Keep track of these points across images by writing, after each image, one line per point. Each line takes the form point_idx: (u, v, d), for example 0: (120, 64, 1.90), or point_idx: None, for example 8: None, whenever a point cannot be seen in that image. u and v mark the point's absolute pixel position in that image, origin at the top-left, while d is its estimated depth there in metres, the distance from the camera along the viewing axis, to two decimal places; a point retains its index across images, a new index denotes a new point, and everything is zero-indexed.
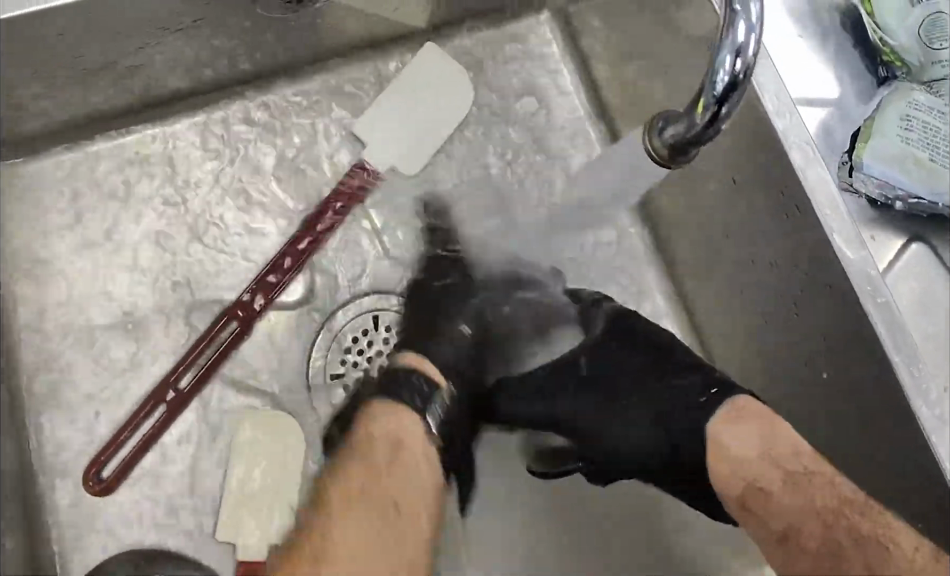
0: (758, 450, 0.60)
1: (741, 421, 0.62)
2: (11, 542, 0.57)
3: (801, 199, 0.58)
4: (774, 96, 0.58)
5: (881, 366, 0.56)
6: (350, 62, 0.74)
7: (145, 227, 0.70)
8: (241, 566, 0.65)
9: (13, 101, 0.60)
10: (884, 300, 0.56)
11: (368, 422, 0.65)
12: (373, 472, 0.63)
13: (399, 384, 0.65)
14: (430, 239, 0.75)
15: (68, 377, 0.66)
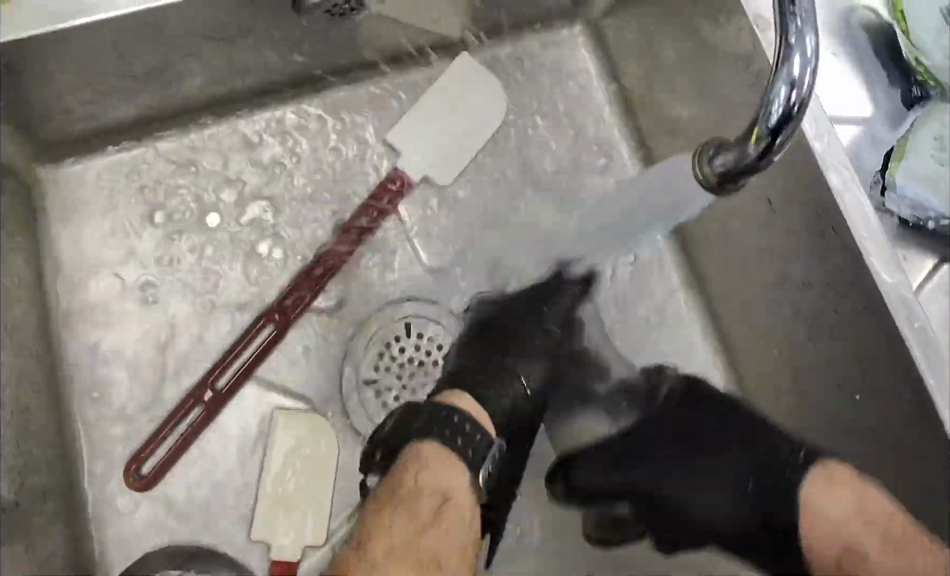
0: (854, 516, 0.58)
1: (834, 481, 0.60)
2: (53, 533, 0.59)
3: (837, 221, 0.60)
4: (811, 118, 0.60)
5: (916, 388, 0.58)
6: (388, 70, 0.76)
7: (185, 228, 0.71)
8: (275, 565, 0.67)
9: (64, 106, 0.62)
10: (920, 324, 0.58)
11: (415, 465, 0.59)
12: (418, 524, 0.57)
13: (449, 423, 0.60)
14: (464, 246, 0.76)
15: (108, 374, 0.68)
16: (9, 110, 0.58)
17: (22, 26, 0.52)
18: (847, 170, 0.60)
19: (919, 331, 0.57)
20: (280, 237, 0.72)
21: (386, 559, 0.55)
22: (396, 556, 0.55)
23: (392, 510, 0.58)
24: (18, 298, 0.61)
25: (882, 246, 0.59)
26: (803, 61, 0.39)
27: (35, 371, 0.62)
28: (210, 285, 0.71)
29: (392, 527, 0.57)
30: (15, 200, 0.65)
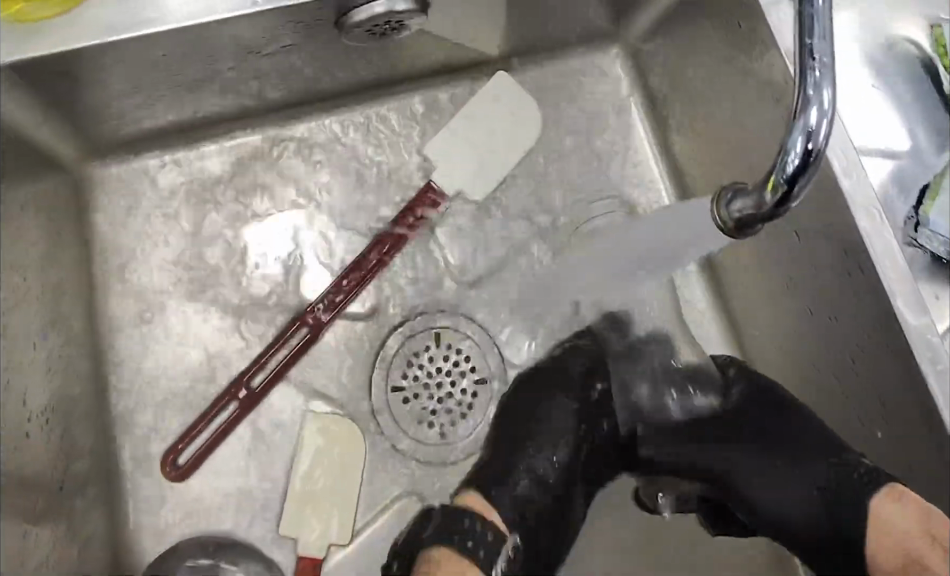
0: (918, 530, 0.60)
1: (899, 499, 0.61)
2: (94, 522, 0.61)
3: (863, 261, 0.61)
4: (842, 155, 0.61)
5: (937, 431, 0.59)
6: (427, 85, 0.79)
7: (228, 231, 0.74)
8: (302, 559, 0.70)
9: (117, 109, 0.64)
10: (943, 367, 0.58)
11: (428, 568, 0.61)
12: None
13: (466, 530, 0.62)
14: (494, 259, 0.78)
15: (147, 368, 0.71)
16: (67, 112, 0.61)
17: (79, 35, 0.53)
18: (875, 209, 0.61)
19: (941, 369, 0.58)
20: (319, 243, 0.75)
21: None
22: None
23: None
24: (71, 291, 0.64)
25: (908, 284, 0.60)
26: (820, 112, 0.40)
27: (82, 361, 0.65)
28: (250, 287, 0.73)
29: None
30: (69, 196, 0.67)
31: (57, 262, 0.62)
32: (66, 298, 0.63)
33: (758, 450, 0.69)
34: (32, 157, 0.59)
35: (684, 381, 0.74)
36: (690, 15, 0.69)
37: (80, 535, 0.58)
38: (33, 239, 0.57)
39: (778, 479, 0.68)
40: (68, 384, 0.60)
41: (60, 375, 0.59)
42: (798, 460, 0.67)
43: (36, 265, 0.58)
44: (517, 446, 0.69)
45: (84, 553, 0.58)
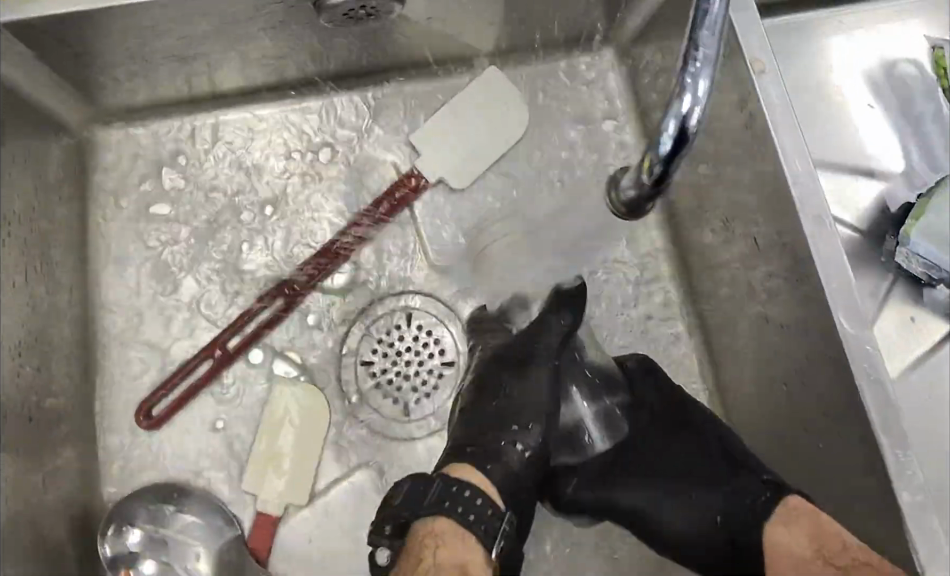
0: (810, 552, 0.60)
1: (790, 523, 0.63)
2: (60, 453, 0.66)
3: (810, 268, 0.63)
4: (796, 163, 0.63)
5: (870, 441, 0.60)
6: (421, 75, 0.82)
7: (218, 199, 0.78)
8: (258, 515, 0.73)
9: (115, 74, 0.69)
10: (876, 378, 0.60)
11: (433, 543, 0.61)
12: None
13: (462, 501, 0.62)
14: (472, 246, 0.81)
15: (131, 320, 0.75)
16: (65, 71, 0.66)
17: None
18: (825, 216, 0.63)
19: (874, 378, 0.60)
20: (304, 218, 0.79)
21: None
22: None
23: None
24: (62, 243, 0.69)
25: (849, 289, 0.62)
26: (693, 100, 0.43)
27: (69, 308, 0.70)
28: (235, 254, 0.77)
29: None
30: (71, 156, 0.72)
31: (46, 209, 0.67)
32: (54, 248, 0.68)
33: (659, 483, 0.70)
34: (29, 115, 0.64)
35: (598, 386, 0.76)
36: (669, 19, 0.71)
37: (41, 461, 0.62)
38: (22, 190, 0.62)
39: (677, 504, 0.69)
40: (48, 325, 0.65)
41: (39, 317, 0.64)
42: (699, 483, 0.69)
43: (23, 213, 0.63)
44: (495, 443, 0.67)
45: (44, 479, 0.63)
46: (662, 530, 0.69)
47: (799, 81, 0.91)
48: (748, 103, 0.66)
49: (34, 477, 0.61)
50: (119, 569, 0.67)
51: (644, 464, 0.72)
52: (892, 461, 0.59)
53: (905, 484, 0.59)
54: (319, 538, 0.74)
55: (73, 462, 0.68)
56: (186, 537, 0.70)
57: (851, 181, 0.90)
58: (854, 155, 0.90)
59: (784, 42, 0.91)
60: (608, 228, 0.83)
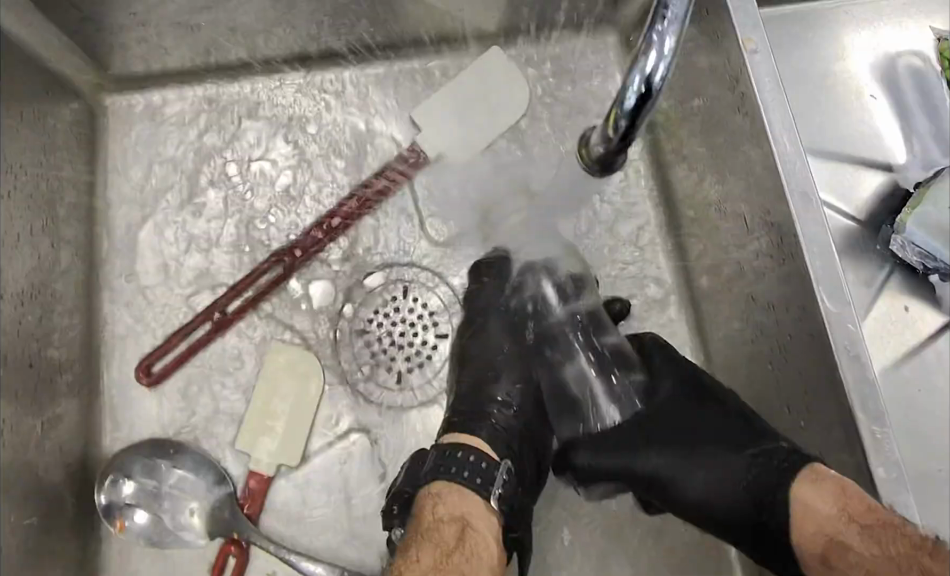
0: (837, 512, 0.56)
1: (817, 484, 0.58)
2: (57, 396, 0.68)
3: (795, 247, 0.64)
4: (785, 143, 0.64)
5: (850, 416, 0.60)
6: (424, 54, 0.84)
7: (223, 167, 0.80)
8: (249, 474, 0.74)
9: (123, 36, 0.72)
10: (856, 355, 0.61)
11: (432, 502, 0.65)
12: (443, 552, 0.61)
13: (455, 462, 0.66)
14: (470, 222, 0.82)
15: (135, 281, 0.78)
16: (72, 27, 0.69)
17: None
18: (812, 196, 0.64)
19: (852, 354, 0.60)
20: (306, 189, 0.81)
21: None
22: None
23: (422, 540, 0.62)
24: (67, 202, 0.72)
25: (832, 267, 0.63)
26: (656, 59, 0.47)
27: (72, 265, 0.73)
28: (238, 221, 0.80)
29: (422, 559, 0.61)
30: (79, 120, 0.75)
31: (54, 162, 0.70)
32: (59, 206, 0.70)
33: (681, 446, 0.66)
34: (36, 76, 0.67)
35: (608, 362, 0.74)
36: None
37: (39, 401, 0.65)
38: (29, 145, 0.65)
39: (700, 468, 0.65)
40: (51, 279, 0.68)
41: (42, 270, 0.66)
42: (721, 448, 0.65)
43: (30, 168, 0.65)
44: (483, 403, 0.71)
45: (41, 418, 0.65)
46: (683, 497, 0.65)
47: (801, 76, 0.92)
48: (740, 83, 0.67)
49: (31, 415, 0.64)
50: (114, 519, 0.71)
51: (664, 429, 0.68)
52: (868, 437, 0.59)
53: (880, 459, 0.59)
54: (310, 500, 0.75)
55: (71, 410, 0.71)
56: (179, 492, 0.72)
57: (851, 170, 0.89)
58: (854, 144, 0.90)
59: (785, 39, 0.92)
60: (605, 208, 0.83)
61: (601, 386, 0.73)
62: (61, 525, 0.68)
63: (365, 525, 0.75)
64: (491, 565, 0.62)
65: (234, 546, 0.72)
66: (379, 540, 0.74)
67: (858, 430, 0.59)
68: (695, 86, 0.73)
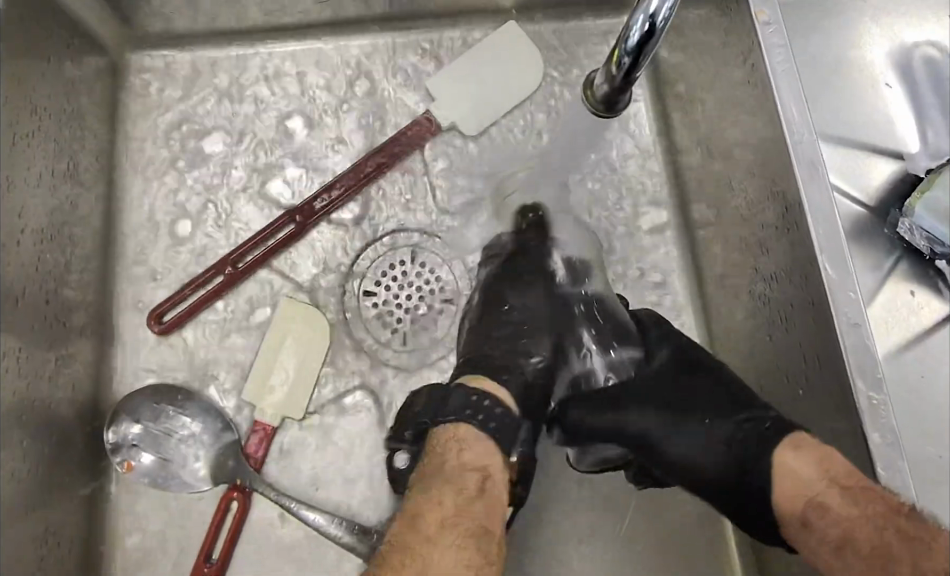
0: (819, 474, 0.55)
1: (796, 453, 0.58)
2: (70, 332, 0.71)
3: (798, 216, 0.64)
4: (794, 111, 0.64)
5: (845, 383, 0.60)
6: (440, 24, 0.85)
7: (241, 126, 0.83)
8: (253, 424, 0.76)
9: None
10: (855, 323, 0.60)
11: (457, 446, 0.63)
12: (463, 497, 0.59)
13: (481, 408, 0.64)
14: (478, 190, 0.83)
15: (151, 231, 0.80)
16: None
17: None
18: (820, 166, 0.63)
19: (851, 322, 0.60)
20: (320, 151, 0.83)
21: (435, 534, 0.56)
22: (450, 531, 0.57)
23: (442, 484, 0.60)
24: (88, 147, 0.75)
25: (836, 236, 0.62)
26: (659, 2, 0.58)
27: (89, 211, 0.75)
28: (253, 179, 0.82)
29: (443, 503, 0.58)
30: (102, 73, 0.78)
31: (76, 107, 0.73)
32: (78, 152, 0.73)
33: (666, 406, 0.65)
34: (65, 22, 0.70)
35: (609, 336, 0.74)
36: None
37: (51, 333, 0.68)
38: (52, 90, 0.68)
39: (685, 430, 0.63)
40: (68, 222, 0.71)
41: (61, 212, 0.70)
42: (710, 415, 0.63)
43: (53, 112, 0.68)
44: (510, 354, 0.70)
45: (52, 351, 0.68)
46: (669, 460, 0.64)
47: (815, 59, 0.90)
48: (747, 51, 0.67)
49: (44, 346, 0.67)
50: (121, 459, 0.73)
51: (653, 391, 0.67)
52: (864, 403, 0.58)
53: (874, 424, 0.58)
54: (309, 454, 0.76)
55: (82, 348, 0.73)
56: (185, 437, 0.74)
57: (861, 156, 0.88)
58: (867, 130, 0.88)
59: (801, 22, 0.90)
60: (613, 182, 0.84)
61: (600, 363, 0.73)
62: (71, 459, 0.70)
63: (363, 480, 0.76)
64: (503, 518, 0.61)
65: (236, 493, 0.74)
66: (376, 496, 0.75)
67: (853, 396, 0.58)
68: (705, 58, 0.73)
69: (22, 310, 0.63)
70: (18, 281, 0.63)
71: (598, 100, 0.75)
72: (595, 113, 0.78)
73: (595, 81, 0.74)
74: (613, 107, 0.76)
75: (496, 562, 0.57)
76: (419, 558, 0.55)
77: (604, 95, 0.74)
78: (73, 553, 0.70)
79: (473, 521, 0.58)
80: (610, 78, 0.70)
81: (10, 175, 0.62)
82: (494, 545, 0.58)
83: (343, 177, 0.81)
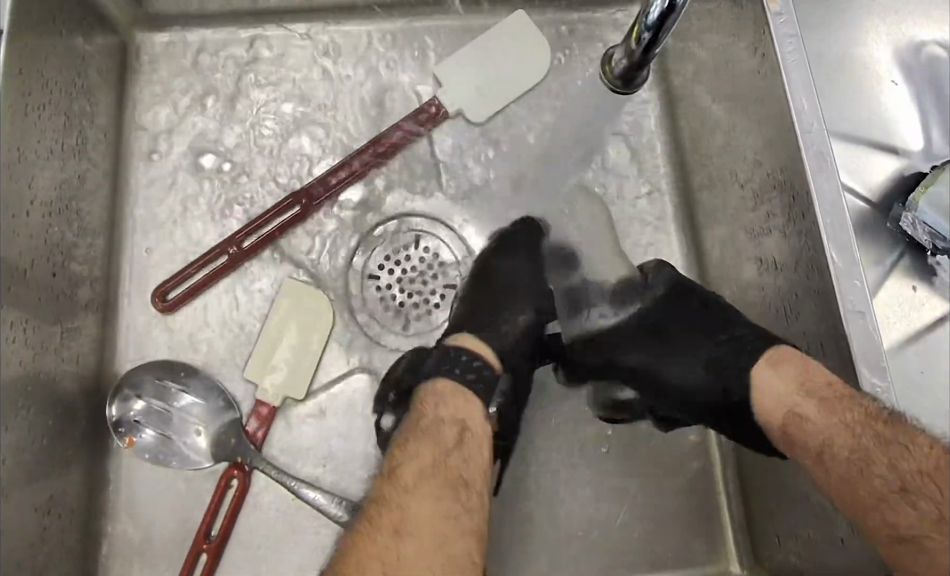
0: (793, 385, 0.60)
1: (773, 371, 0.62)
2: (74, 306, 0.71)
3: (806, 206, 0.63)
4: (804, 100, 0.63)
5: (849, 372, 0.60)
6: (449, 11, 0.86)
7: (248, 107, 0.83)
8: (255, 403, 0.76)
9: None
10: (860, 312, 0.59)
11: (436, 399, 0.66)
12: (440, 450, 0.63)
13: (459, 362, 0.68)
14: (483, 176, 0.84)
15: (157, 210, 0.80)
16: None
17: None
18: (830, 156, 0.62)
19: (857, 310, 0.59)
20: (327, 134, 0.83)
21: (412, 485, 0.61)
22: (427, 481, 0.61)
23: (420, 437, 0.64)
24: (95, 122, 0.75)
25: (843, 226, 0.61)
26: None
27: (95, 187, 0.76)
28: (259, 160, 0.82)
29: (420, 455, 0.62)
30: (111, 50, 0.79)
31: (85, 83, 0.73)
32: (86, 128, 0.74)
33: (661, 338, 0.71)
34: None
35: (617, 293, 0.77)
36: None
37: (57, 306, 0.68)
38: (62, 65, 0.69)
39: (672, 361, 0.69)
40: (76, 197, 0.72)
41: (69, 186, 0.70)
42: (694, 334, 0.69)
43: (63, 86, 0.69)
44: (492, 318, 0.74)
45: (57, 324, 0.68)
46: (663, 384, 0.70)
47: (825, 54, 0.89)
48: (757, 38, 0.67)
49: (49, 318, 0.67)
50: (123, 435, 0.74)
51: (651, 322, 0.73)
52: (868, 390, 0.58)
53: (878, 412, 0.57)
54: (310, 434, 0.77)
55: (87, 322, 0.73)
56: (187, 414, 0.75)
57: (872, 153, 0.88)
58: (878, 127, 0.88)
59: (811, 19, 0.90)
60: (619, 171, 0.84)
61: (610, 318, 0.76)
62: (74, 432, 0.71)
63: (363, 462, 0.76)
64: (483, 469, 0.65)
65: (236, 470, 0.74)
66: (375, 477, 0.76)
67: (858, 383, 0.58)
68: (712, 48, 0.74)
69: (30, 281, 0.64)
70: (27, 252, 0.63)
71: (616, 76, 0.83)
72: (614, 91, 0.85)
73: (615, 57, 0.82)
74: (630, 84, 0.84)
75: (475, 510, 0.62)
76: (394, 511, 0.59)
77: (622, 70, 0.82)
78: (74, 526, 0.70)
79: (451, 472, 0.62)
80: (630, 52, 0.78)
81: (20, 146, 0.62)
82: (474, 495, 0.62)
83: (349, 161, 0.81)
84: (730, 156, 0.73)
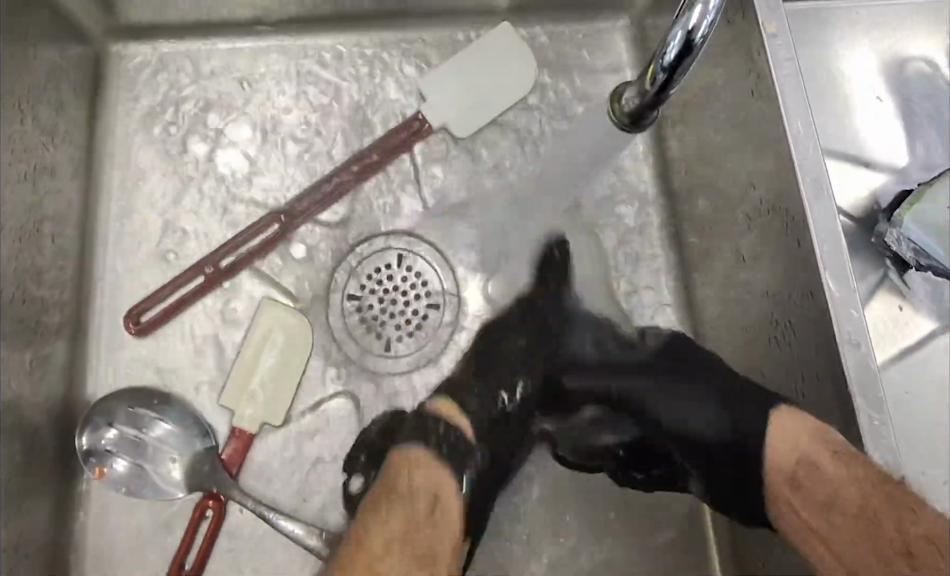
0: (817, 442, 0.59)
1: (778, 430, 0.62)
2: (43, 331, 0.68)
3: (802, 234, 0.62)
4: (800, 125, 0.62)
5: (846, 406, 0.58)
6: (434, 24, 0.83)
7: (224, 122, 0.80)
8: (232, 430, 0.73)
9: None
10: (862, 348, 0.58)
11: (410, 470, 0.63)
12: (419, 549, 0.60)
13: (440, 438, 0.65)
14: (468, 193, 0.81)
15: (130, 228, 0.78)
16: None
17: None
18: (826, 182, 0.61)
19: (853, 342, 0.58)
20: (306, 150, 0.80)
21: None
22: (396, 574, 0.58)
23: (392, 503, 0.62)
24: (64, 139, 0.72)
25: (840, 253, 0.60)
26: (685, 63, 0.58)
27: (67, 207, 0.73)
28: (235, 177, 0.79)
29: (388, 521, 0.61)
30: (84, 63, 0.76)
31: (56, 101, 0.70)
32: (57, 146, 0.71)
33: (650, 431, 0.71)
34: (43, 9, 0.67)
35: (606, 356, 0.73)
36: None
37: (27, 335, 0.65)
38: (33, 82, 0.66)
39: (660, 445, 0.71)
40: (47, 220, 0.69)
41: (40, 208, 0.68)
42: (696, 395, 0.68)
43: (33, 105, 0.66)
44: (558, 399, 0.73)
45: (27, 352, 0.65)
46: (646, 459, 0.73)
47: (818, 53, 0.83)
48: (753, 61, 0.65)
49: (19, 346, 0.64)
50: (93, 465, 0.71)
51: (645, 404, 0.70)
52: (865, 423, 0.57)
53: (876, 445, 0.56)
54: (286, 462, 0.74)
55: (56, 348, 0.71)
56: (162, 443, 0.72)
57: (872, 161, 0.81)
58: (877, 135, 0.81)
59: (805, 18, 0.83)
60: (605, 189, 0.83)
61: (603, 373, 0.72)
62: (43, 462, 0.68)
63: (341, 489, 0.73)
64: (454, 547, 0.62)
65: (212, 501, 0.71)
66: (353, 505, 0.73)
67: (855, 416, 0.57)
68: (702, 69, 0.72)
69: None
70: None
71: (624, 115, 0.71)
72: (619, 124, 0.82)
73: (625, 93, 0.69)
74: (638, 123, 0.72)
75: None
76: None
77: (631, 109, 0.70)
78: (43, 560, 0.68)
79: (418, 530, 0.60)
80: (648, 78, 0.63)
81: None
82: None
83: (330, 178, 0.79)
84: (722, 178, 0.72)
